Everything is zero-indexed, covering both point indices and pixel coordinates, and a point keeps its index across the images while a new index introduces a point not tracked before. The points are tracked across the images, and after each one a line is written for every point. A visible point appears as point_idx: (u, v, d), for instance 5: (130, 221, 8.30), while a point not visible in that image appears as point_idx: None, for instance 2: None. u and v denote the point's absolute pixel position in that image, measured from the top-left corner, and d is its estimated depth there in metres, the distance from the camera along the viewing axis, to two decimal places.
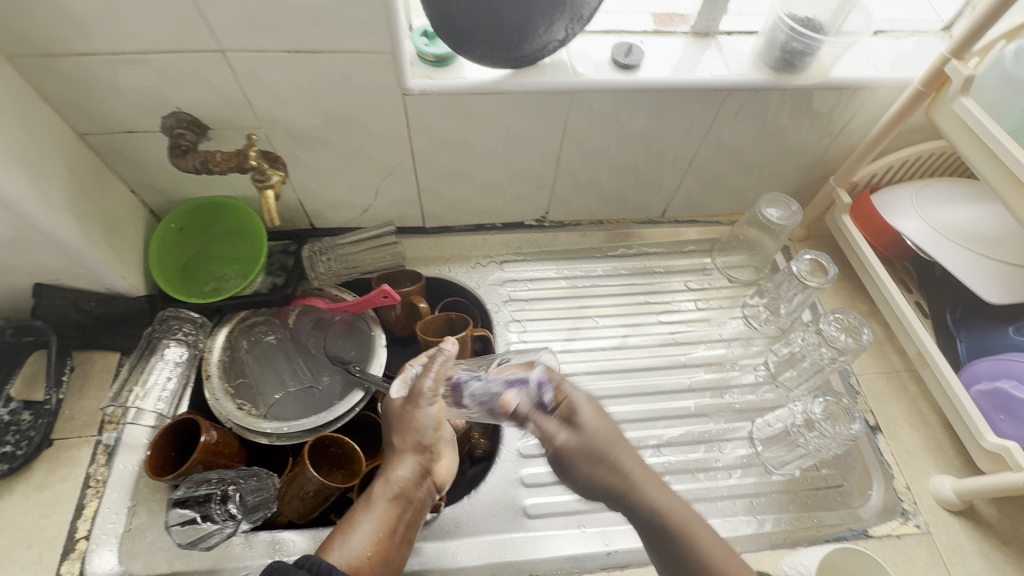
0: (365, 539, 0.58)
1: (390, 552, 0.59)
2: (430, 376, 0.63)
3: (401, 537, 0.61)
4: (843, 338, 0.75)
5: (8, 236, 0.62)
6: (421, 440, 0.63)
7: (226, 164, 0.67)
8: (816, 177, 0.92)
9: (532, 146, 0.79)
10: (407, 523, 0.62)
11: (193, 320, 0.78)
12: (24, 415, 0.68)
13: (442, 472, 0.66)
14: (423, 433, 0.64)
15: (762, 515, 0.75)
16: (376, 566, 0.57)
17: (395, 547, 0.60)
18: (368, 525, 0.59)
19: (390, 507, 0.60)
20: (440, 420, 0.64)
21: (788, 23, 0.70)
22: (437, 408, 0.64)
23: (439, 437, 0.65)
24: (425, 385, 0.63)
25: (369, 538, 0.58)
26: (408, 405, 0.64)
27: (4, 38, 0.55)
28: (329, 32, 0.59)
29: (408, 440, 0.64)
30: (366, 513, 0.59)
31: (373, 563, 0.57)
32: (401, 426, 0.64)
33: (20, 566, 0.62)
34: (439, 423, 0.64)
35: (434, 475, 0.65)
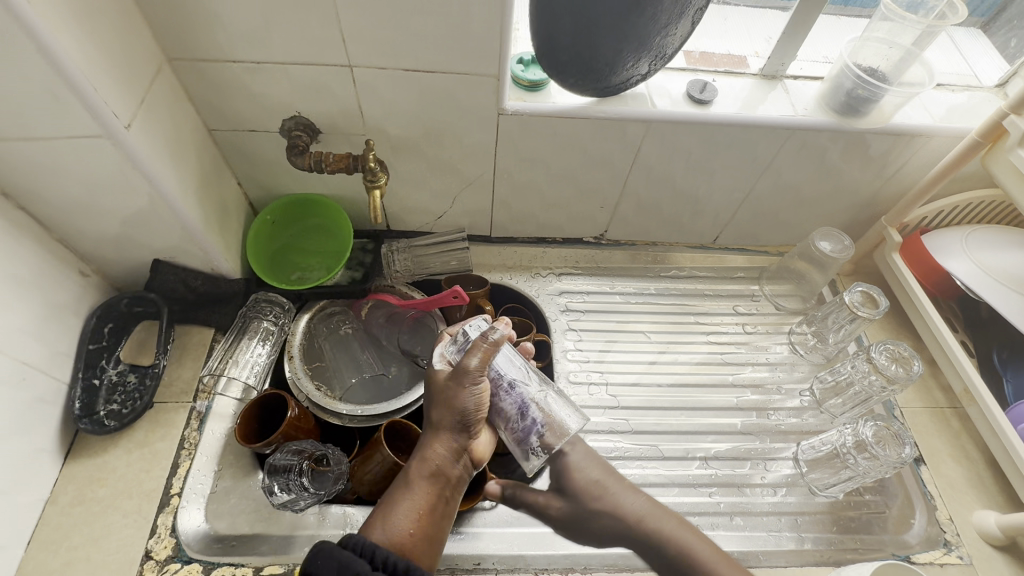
0: (406, 517, 0.57)
1: (432, 529, 0.58)
2: (475, 357, 0.63)
3: (442, 515, 0.59)
4: (894, 368, 0.79)
5: (145, 214, 0.69)
6: (459, 420, 0.62)
7: (337, 165, 0.76)
8: (866, 215, 0.97)
9: (604, 167, 0.86)
10: (446, 500, 0.60)
11: (282, 305, 0.84)
12: (131, 376, 0.75)
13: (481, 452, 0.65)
14: (461, 415, 0.62)
15: (805, 533, 0.78)
16: (419, 541, 0.57)
17: (436, 524, 0.59)
18: (407, 502, 0.58)
19: (428, 486, 0.59)
20: (480, 401, 0.63)
21: (854, 71, 0.76)
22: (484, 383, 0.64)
23: (481, 417, 0.64)
24: (470, 364, 0.62)
25: (410, 515, 0.57)
26: (447, 386, 0.63)
27: (171, 43, 0.64)
28: (447, 54, 0.67)
29: (446, 421, 0.62)
30: (405, 492, 0.59)
31: (415, 539, 0.57)
32: (440, 408, 0.63)
33: (123, 514, 0.68)
34: (482, 403, 0.63)
35: (473, 452, 0.65)
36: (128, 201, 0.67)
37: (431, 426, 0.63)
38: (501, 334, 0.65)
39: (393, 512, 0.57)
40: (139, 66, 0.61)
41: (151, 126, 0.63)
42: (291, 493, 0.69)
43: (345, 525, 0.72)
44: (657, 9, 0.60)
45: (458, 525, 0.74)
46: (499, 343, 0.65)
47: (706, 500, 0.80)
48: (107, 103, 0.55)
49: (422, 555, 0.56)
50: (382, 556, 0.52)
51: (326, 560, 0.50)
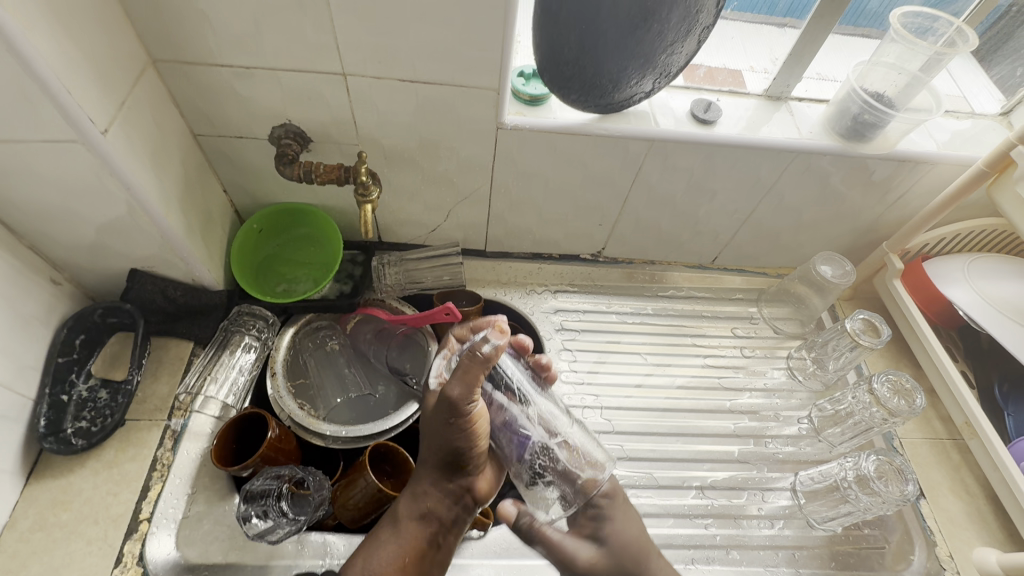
0: (389, 559, 0.57)
1: (416, 574, 0.58)
2: (460, 382, 0.55)
3: (429, 559, 0.59)
4: (896, 400, 0.77)
5: (123, 223, 0.66)
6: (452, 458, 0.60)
7: (327, 176, 0.73)
8: (867, 240, 0.95)
9: (604, 185, 0.84)
10: (436, 542, 0.60)
11: (264, 318, 0.81)
12: (101, 392, 0.71)
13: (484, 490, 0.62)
14: (454, 453, 0.59)
15: (803, 568, 0.76)
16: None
17: (424, 567, 0.58)
18: (392, 545, 0.58)
19: (415, 526, 0.59)
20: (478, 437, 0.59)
21: (862, 96, 0.75)
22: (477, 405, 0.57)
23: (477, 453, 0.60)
24: (453, 392, 0.55)
25: (394, 559, 0.57)
26: (438, 416, 0.58)
27: (155, 45, 0.61)
28: (446, 66, 0.64)
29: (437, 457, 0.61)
30: (392, 535, 0.59)
31: None
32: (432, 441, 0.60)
33: (87, 541, 0.64)
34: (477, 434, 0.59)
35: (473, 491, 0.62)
36: (104, 208, 0.63)
37: (423, 461, 0.63)
38: (496, 345, 0.55)
39: (374, 553, 0.58)
40: (120, 67, 0.57)
41: (132, 132, 0.60)
42: (269, 521, 0.65)
43: (324, 554, 0.68)
44: (664, 25, 0.58)
45: None
46: (494, 356, 0.55)
47: (702, 532, 0.77)
48: (82, 107, 0.52)
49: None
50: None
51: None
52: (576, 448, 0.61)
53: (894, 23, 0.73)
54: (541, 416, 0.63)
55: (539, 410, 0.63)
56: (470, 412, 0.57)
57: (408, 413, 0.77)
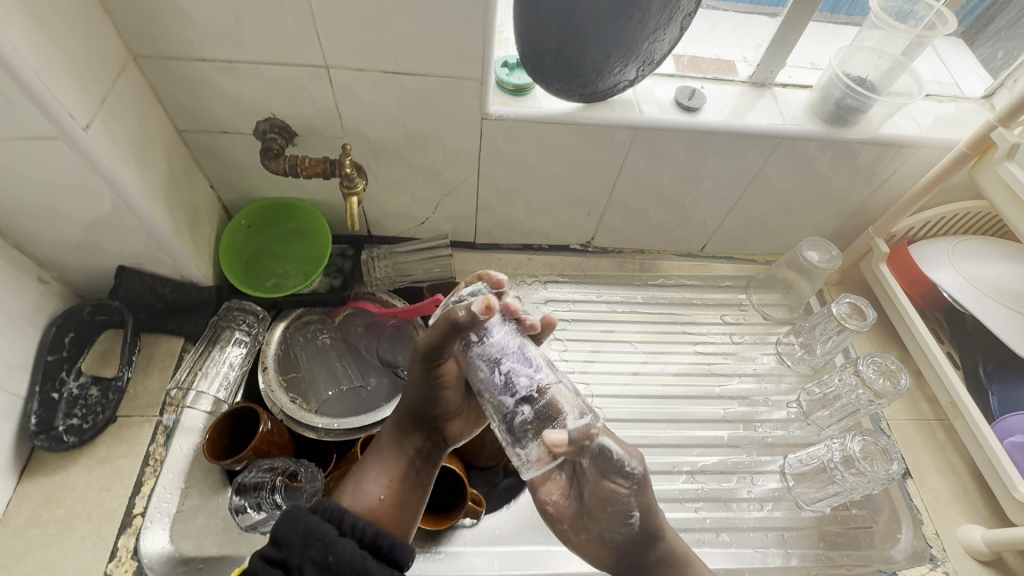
0: (376, 486, 0.59)
1: (401, 499, 0.59)
2: (437, 334, 0.54)
3: (414, 486, 0.60)
4: (881, 382, 0.78)
5: (109, 220, 0.66)
6: (432, 392, 0.60)
7: (313, 169, 0.73)
8: (853, 225, 0.96)
9: (590, 174, 0.84)
10: (419, 471, 0.61)
11: (255, 314, 0.81)
12: (93, 390, 0.71)
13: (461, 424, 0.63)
14: (434, 387, 0.60)
15: (791, 549, 0.77)
16: (390, 511, 0.58)
17: (410, 492, 0.60)
18: (378, 471, 0.60)
19: (399, 454, 0.61)
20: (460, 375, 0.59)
21: (843, 80, 0.75)
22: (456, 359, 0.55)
23: (455, 388, 0.60)
24: (431, 343, 0.54)
25: (379, 484, 0.59)
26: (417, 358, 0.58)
27: (135, 40, 0.61)
28: (428, 57, 0.64)
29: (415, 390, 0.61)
30: (375, 463, 0.60)
31: (384, 508, 0.58)
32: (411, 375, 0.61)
33: (81, 536, 0.64)
34: (458, 377, 0.59)
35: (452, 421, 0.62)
36: (89, 206, 0.63)
37: (406, 395, 0.63)
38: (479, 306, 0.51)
39: (362, 480, 0.59)
40: (99, 63, 0.57)
41: (114, 128, 0.60)
42: (263, 512, 0.66)
43: None
44: (645, 13, 0.59)
45: (435, 544, 0.71)
46: (471, 319, 0.51)
47: (692, 516, 0.78)
48: (62, 103, 0.52)
49: (393, 522, 0.58)
50: (350, 524, 0.54)
51: (294, 522, 0.52)
52: (553, 409, 0.48)
53: (874, 8, 0.73)
54: (517, 371, 0.49)
55: (517, 364, 0.50)
56: (449, 356, 0.56)
57: None
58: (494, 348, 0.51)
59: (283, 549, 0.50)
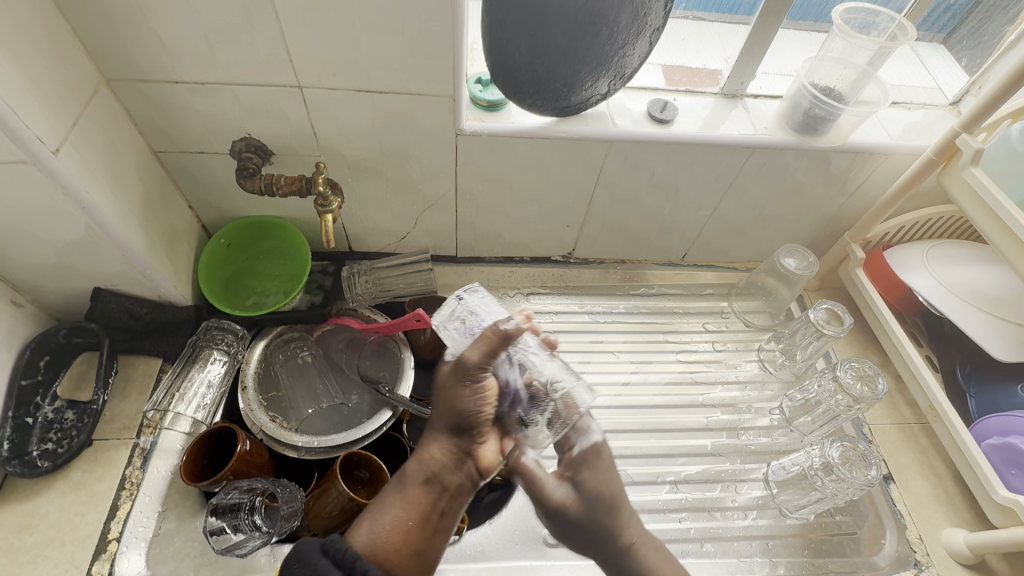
0: (393, 527, 0.54)
1: (421, 543, 0.54)
2: (477, 348, 0.54)
3: (434, 527, 0.55)
4: (859, 386, 0.78)
5: (84, 242, 0.65)
6: (460, 422, 0.54)
7: (288, 189, 0.73)
8: (831, 232, 0.97)
9: (567, 187, 0.85)
10: (442, 511, 0.55)
11: (234, 332, 0.80)
12: (68, 413, 0.71)
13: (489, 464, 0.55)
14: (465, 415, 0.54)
15: (776, 558, 0.77)
16: (404, 557, 0.53)
17: (428, 537, 0.54)
18: (397, 512, 0.54)
19: (422, 494, 0.55)
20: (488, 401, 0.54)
21: (811, 91, 0.76)
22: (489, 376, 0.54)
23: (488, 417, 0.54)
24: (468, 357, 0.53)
25: (398, 527, 0.53)
26: (450, 381, 0.54)
27: (107, 64, 0.61)
28: (400, 75, 0.65)
29: (447, 419, 0.55)
30: (395, 500, 0.55)
31: (401, 554, 0.53)
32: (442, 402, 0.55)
33: (53, 564, 0.63)
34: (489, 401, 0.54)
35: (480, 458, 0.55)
36: (62, 228, 0.63)
37: (433, 423, 0.57)
38: (519, 323, 0.55)
39: (376, 521, 0.54)
40: (70, 87, 0.58)
41: (87, 151, 0.60)
42: (242, 534, 0.64)
43: None
44: (612, 28, 0.61)
45: None
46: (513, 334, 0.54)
47: (676, 526, 0.78)
48: (29, 126, 0.52)
49: (407, 569, 0.53)
50: (361, 570, 0.49)
51: (305, 568, 0.48)
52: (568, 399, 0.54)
53: (837, 19, 0.75)
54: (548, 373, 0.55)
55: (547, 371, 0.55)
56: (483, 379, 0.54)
57: (382, 420, 0.77)
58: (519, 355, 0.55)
59: None
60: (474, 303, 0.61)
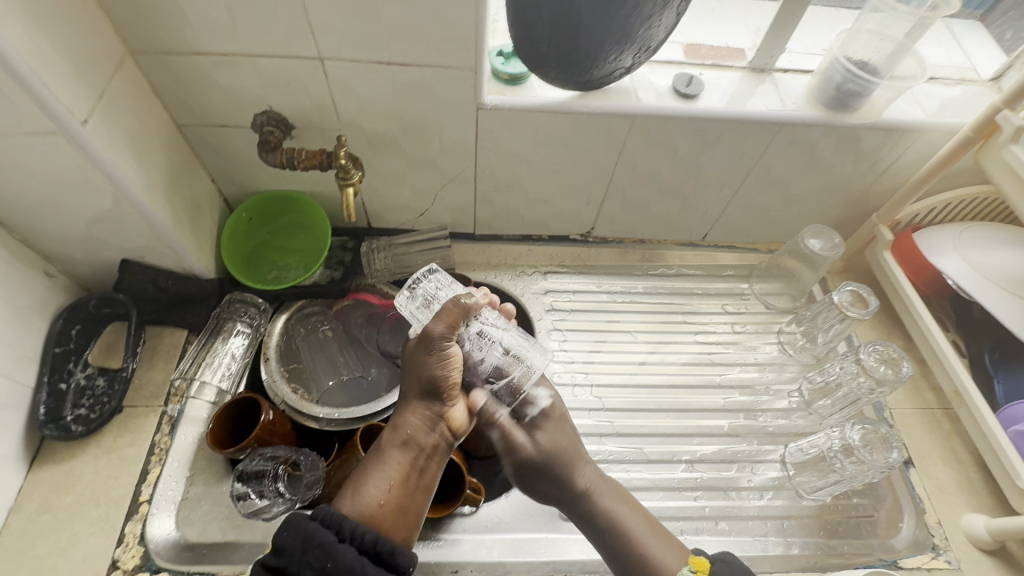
0: (379, 489, 0.57)
1: (404, 500, 0.57)
2: (442, 321, 0.59)
3: (416, 485, 0.59)
4: (883, 369, 0.77)
5: (111, 214, 0.67)
6: (432, 385, 0.61)
7: (310, 162, 0.73)
8: (858, 212, 0.95)
9: (588, 163, 0.83)
10: (422, 470, 0.60)
11: (256, 305, 0.82)
12: (99, 380, 0.73)
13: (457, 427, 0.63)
14: (433, 380, 0.60)
15: (791, 538, 0.76)
16: (391, 514, 0.56)
17: (411, 495, 0.58)
18: (381, 473, 0.58)
19: (401, 456, 0.59)
20: (454, 366, 0.61)
21: (845, 65, 0.74)
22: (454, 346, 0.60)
23: (453, 381, 0.61)
24: (436, 329, 0.59)
25: (383, 487, 0.57)
26: (418, 353, 0.61)
27: (131, 35, 0.62)
28: (420, 47, 0.64)
29: (418, 387, 0.62)
30: (377, 464, 0.59)
31: (387, 511, 0.56)
32: (413, 373, 0.61)
33: (89, 523, 0.66)
34: (454, 365, 0.61)
35: (450, 420, 0.62)
36: (89, 200, 0.64)
37: (405, 395, 0.63)
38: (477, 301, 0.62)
39: (363, 486, 0.57)
40: (96, 57, 0.58)
41: (113, 122, 0.61)
42: (266, 500, 0.67)
43: None
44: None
45: (435, 532, 0.72)
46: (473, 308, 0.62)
47: (691, 504, 0.78)
48: (57, 96, 0.53)
49: (393, 528, 0.56)
50: (350, 529, 0.53)
51: (293, 531, 0.51)
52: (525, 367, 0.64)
53: None
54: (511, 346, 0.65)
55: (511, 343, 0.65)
56: (447, 347, 0.60)
57: None
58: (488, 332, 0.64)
59: (282, 557, 0.51)
60: (426, 287, 0.68)
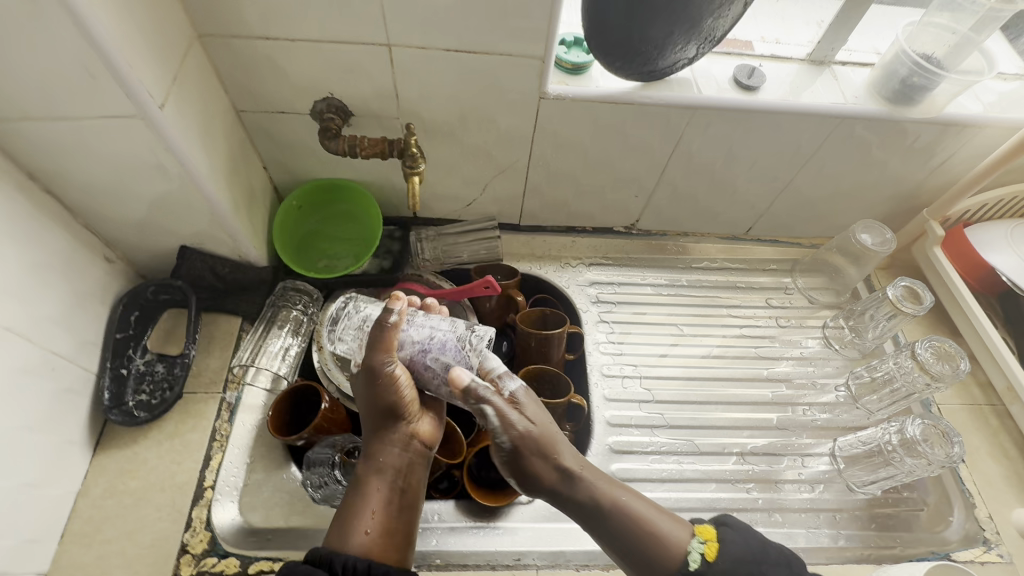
0: (363, 519, 0.56)
1: (391, 523, 0.57)
2: (376, 350, 0.59)
3: (401, 507, 0.58)
4: (939, 366, 0.77)
5: (177, 200, 0.66)
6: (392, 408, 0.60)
7: (371, 150, 0.73)
8: (906, 208, 0.94)
9: (642, 156, 0.83)
10: (403, 490, 0.59)
11: (310, 294, 0.82)
12: (158, 366, 0.73)
13: (427, 435, 0.63)
14: (390, 403, 0.60)
15: (843, 530, 0.77)
16: (380, 542, 0.55)
17: (396, 516, 0.57)
18: (362, 504, 0.57)
19: (379, 482, 0.58)
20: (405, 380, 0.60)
21: (911, 58, 0.73)
22: (398, 368, 0.60)
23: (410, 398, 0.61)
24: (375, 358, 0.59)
25: (366, 517, 0.56)
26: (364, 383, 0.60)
27: (203, 18, 0.61)
28: (491, 35, 0.64)
29: (378, 414, 0.61)
30: (358, 496, 0.57)
31: (375, 539, 0.55)
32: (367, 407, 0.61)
33: (155, 508, 0.66)
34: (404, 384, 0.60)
35: (420, 436, 0.62)
36: (156, 185, 0.63)
37: (368, 427, 0.62)
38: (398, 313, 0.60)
39: (348, 521, 0.56)
40: (172, 40, 0.57)
41: (185, 107, 0.60)
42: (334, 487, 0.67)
43: None
44: None
45: (492, 520, 0.72)
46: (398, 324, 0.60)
47: (744, 496, 0.78)
48: (142, 82, 0.52)
49: (386, 555, 0.54)
50: (342, 561, 0.50)
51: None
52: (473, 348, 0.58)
53: None
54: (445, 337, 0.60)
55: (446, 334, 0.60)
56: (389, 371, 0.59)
57: None
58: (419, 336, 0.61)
59: None
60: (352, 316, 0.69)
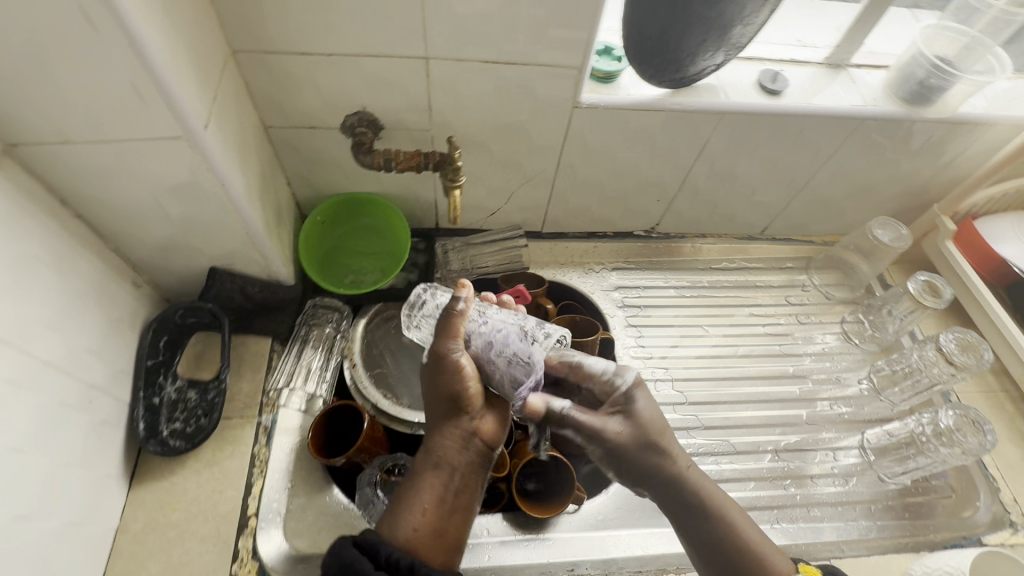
0: (414, 513, 0.52)
1: (441, 522, 0.52)
2: (445, 336, 0.59)
3: (453, 506, 0.54)
4: (963, 356, 0.80)
5: (211, 220, 0.64)
6: (456, 401, 0.58)
7: (407, 164, 0.72)
8: (916, 204, 0.98)
9: (669, 161, 0.84)
10: (457, 490, 0.55)
11: (338, 309, 0.82)
12: (190, 393, 0.70)
13: (489, 434, 0.59)
14: (454, 394, 0.58)
15: (879, 521, 0.79)
16: (427, 538, 0.51)
17: (447, 516, 0.53)
18: (414, 497, 0.53)
19: (434, 477, 0.55)
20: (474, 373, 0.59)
21: (928, 60, 0.75)
22: (466, 359, 0.59)
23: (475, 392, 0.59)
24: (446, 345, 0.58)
25: (417, 510, 0.52)
26: (433, 371, 0.59)
27: (238, 34, 0.59)
28: (530, 46, 0.63)
29: (442, 406, 0.59)
30: (410, 488, 0.54)
31: (422, 535, 0.51)
32: (433, 395, 0.60)
33: (200, 540, 0.64)
34: (471, 376, 0.59)
35: (482, 434, 0.59)
36: (192, 206, 0.61)
37: (431, 418, 0.60)
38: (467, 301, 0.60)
39: (397, 511, 0.53)
40: (209, 58, 0.56)
41: (223, 125, 0.58)
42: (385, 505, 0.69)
43: None
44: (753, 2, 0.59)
45: (541, 531, 0.72)
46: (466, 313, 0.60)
47: (783, 493, 0.80)
48: (188, 103, 0.50)
49: (429, 554, 0.50)
50: (387, 553, 0.46)
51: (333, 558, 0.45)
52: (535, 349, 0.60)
53: None
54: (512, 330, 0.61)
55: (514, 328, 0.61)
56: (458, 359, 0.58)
57: None
58: (488, 326, 0.61)
59: None
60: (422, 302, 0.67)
